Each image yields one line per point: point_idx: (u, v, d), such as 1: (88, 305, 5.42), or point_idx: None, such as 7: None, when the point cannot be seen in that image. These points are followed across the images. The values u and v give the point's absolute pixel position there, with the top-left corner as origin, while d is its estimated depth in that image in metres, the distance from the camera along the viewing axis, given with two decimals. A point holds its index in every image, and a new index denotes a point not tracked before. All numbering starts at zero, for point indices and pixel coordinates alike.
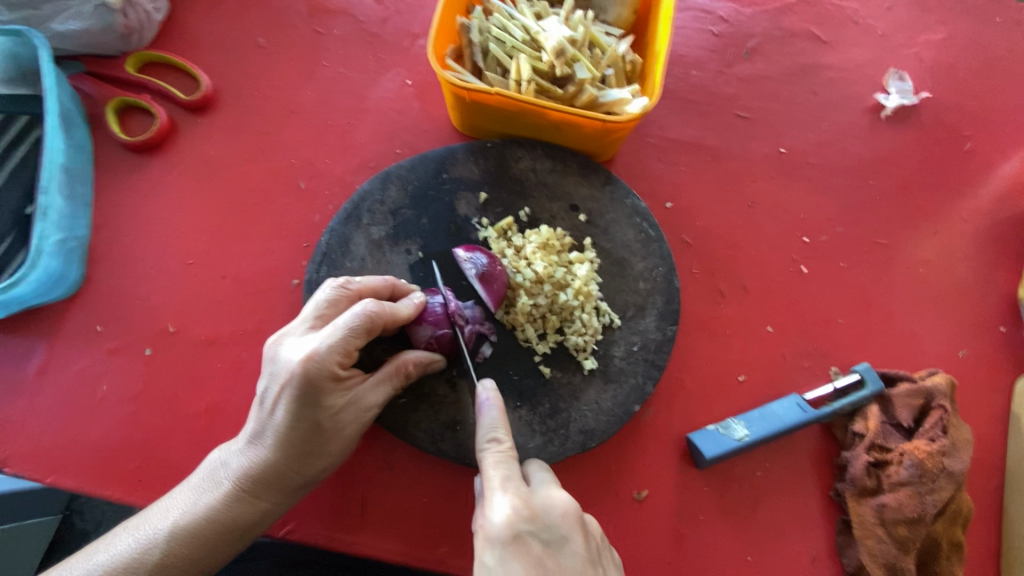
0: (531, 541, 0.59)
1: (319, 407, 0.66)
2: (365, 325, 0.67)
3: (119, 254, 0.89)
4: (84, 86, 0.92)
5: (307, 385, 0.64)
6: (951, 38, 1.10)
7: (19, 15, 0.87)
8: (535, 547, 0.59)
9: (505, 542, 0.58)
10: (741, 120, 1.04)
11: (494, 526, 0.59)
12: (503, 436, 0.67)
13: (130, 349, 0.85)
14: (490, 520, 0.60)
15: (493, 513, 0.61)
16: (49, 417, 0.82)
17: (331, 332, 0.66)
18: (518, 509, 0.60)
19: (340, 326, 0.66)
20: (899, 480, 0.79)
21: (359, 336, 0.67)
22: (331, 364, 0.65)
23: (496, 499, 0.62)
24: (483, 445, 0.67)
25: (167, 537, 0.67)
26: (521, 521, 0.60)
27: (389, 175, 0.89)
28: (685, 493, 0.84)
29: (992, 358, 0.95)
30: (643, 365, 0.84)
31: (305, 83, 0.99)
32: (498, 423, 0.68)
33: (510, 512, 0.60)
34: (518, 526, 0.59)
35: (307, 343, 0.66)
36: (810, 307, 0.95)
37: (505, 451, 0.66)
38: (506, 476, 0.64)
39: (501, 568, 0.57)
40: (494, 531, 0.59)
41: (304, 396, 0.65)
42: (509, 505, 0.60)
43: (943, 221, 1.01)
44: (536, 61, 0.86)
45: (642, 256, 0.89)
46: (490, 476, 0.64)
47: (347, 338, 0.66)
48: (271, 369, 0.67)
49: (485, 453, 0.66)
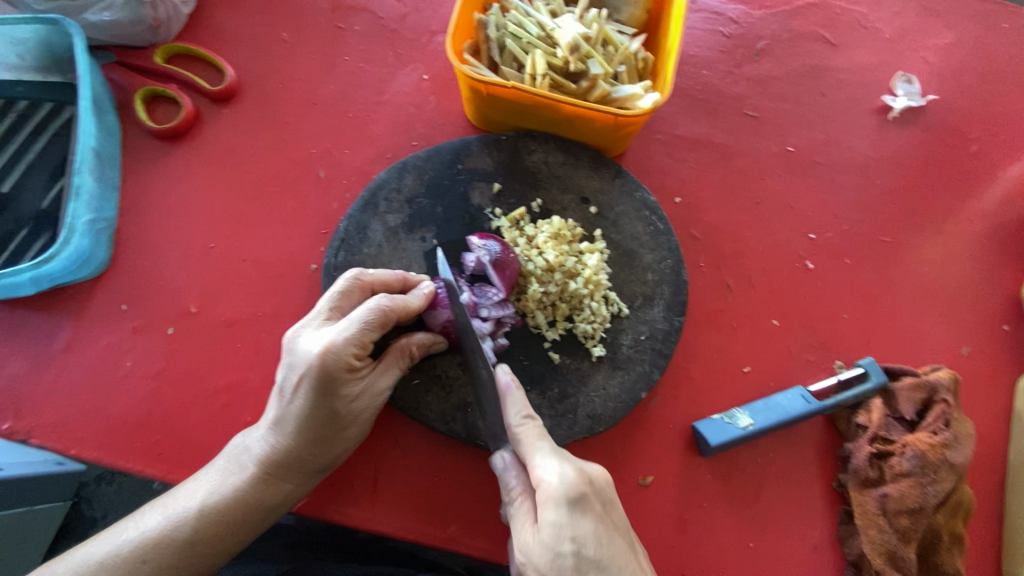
0: (591, 500, 0.65)
1: (336, 396, 0.69)
2: (379, 319, 0.69)
3: (144, 235, 0.92)
4: (115, 76, 0.96)
5: (324, 376, 0.67)
6: (957, 43, 1.12)
7: (55, 5, 0.91)
8: (594, 504, 0.65)
9: (572, 502, 0.64)
10: (750, 119, 1.06)
11: (558, 490, 0.64)
12: (535, 413, 0.70)
13: (152, 328, 0.88)
14: (549, 484, 0.64)
15: (552, 479, 0.64)
16: (74, 390, 0.85)
17: (347, 325, 0.68)
18: (577, 473, 0.65)
19: (356, 319, 0.68)
20: (902, 470, 0.81)
21: (373, 330, 0.69)
22: (348, 355, 0.67)
23: (551, 466, 0.65)
24: (519, 423, 0.68)
25: (195, 515, 0.70)
26: (582, 484, 0.65)
27: (406, 165, 0.92)
28: (690, 480, 0.86)
29: (995, 356, 0.96)
30: (650, 354, 0.86)
31: (326, 76, 1.02)
32: (525, 401, 0.70)
33: (572, 476, 0.65)
34: (582, 488, 0.65)
35: (323, 335, 0.68)
36: (815, 302, 0.97)
37: (540, 426, 0.69)
38: (553, 447, 0.68)
39: (572, 523, 0.63)
40: (562, 494, 0.64)
41: (322, 386, 0.67)
42: (567, 472, 0.65)
43: (948, 221, 1.03)
44: (551, 57, 0.88)
45: (650, 248, 0.91)
46: (537, 448, 0.67)
47: (362, 331, 0.68)
48: (288, 360, 0.69)
49: (524, 429, 0.68)
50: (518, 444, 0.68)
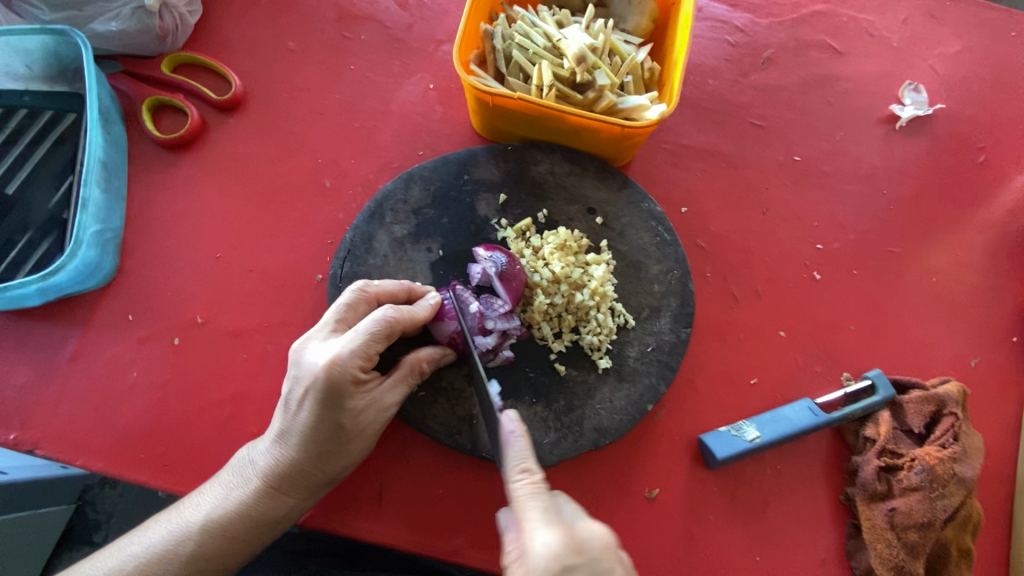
0: (578, 575, 0.57)
1: (341, 409, 0.69)
2: (385, 330, 0.69)
3: (151, 246, 0.92)
4: (122, 85, 0.96)
5: (329, 388, 0.67)
6: (965, 51, 1.12)
7: (63, 15, 0.92)
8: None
9: None
10: (757, 128, 1.06)
11: (538, 561, 0.57)
12: (534, 466, 0.64)
13: (158, 338, 0.88)
14: (533, 553, 0.58)
15: (537, 548, 0.58)
16: (80, 401, 0.85)
17: (353, 337, 0.68)
18: (563, 543, 0.58)
19: (361, 331, 0.68)
20: (910, 485, 0.80)
21: (379, 341, 0.69)
22: (353, 367, 0.67)
23: (537, 531, 0.59)
24: (515, 477, 0.64)
25: (200, 529, 0.70)
26: (567, 555, 0.58)
27: (412, 176, 0.92)
28: (696, 493, 0.85)
29: (1003, 367, 0.96)
30: (657, 366, 0.86)
31: (332, 86, 1.02)
32: (527, 451, 0.65)
33: (555, 545, 0.58)
34: (565, 560, 0.57)
35: (329, 347, 0.68)
36: (822, 313, 0.97)
37: (539, 482, 0.63)
38: (546, 508, 0.61)
39: None
40: (543, 567, 0.57)
41: (327, 398, 0.67)
42: (554, 539, 0.58)
43: (957, 231, 1.02)
44: (557, 68, 0.88)
45: (657, 259, 0.91)
46: (528, 509, 0.61)
47: (368, 343, 0.68)
48: (294, 371, 0.69)
49: (517, 484, 0.63)
50: (513, 502, 0.63)
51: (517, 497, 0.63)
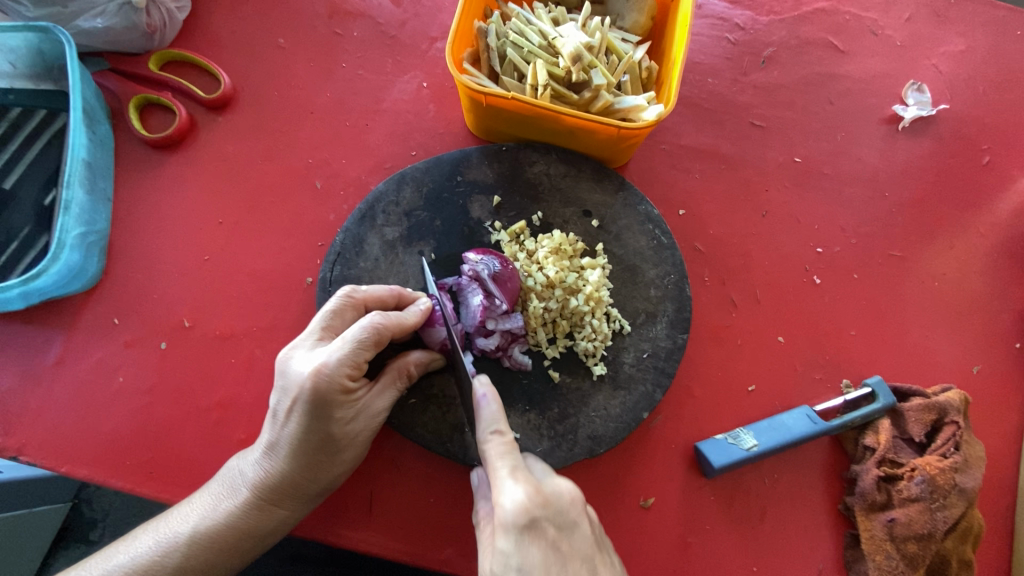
0: (546, 525, 0.58)
1: (330, 419, 0.67)
2: (373, 337, 0.67)
3: (137, 248, 0.90)
4: (108, 83, 0.94)
5: (316, 399, 0.65)
6: (970, 50, 1.10)
7: (46, 11, 0.90)
8: (550, 532, 0.58)
9: (522, 528, 0.57)
10: (757, 129, 1.03)
11: (510, 514, 0.58)
12: (505, 427, 0.64)
13: (144, 343, 0.87)
14: (503, 508, 0.58)
15: (505, 501, 0.58)
16: (64, 406, 0.83)
17: (340, 346, 0.66)
18: (535, 497, 0.59)
19: (349, 339, 0.66)
20: (910, 495, 0.79)
21: (368, 349, 0.67)
22: (341, 378, 0.65)
23: (507, 487, 0.59)
24: (485, 437, 0.64)
25: (188, 540, 0.68)
26: (537, 508, 0.58)
27: (404, 177, 0.89)
28: (692, 502, 0.84)
29: (1006, 374, 0.94)
30: (653, 372, 0.84)
31: (324, 84, 1.00)
32: (498, 412, 0.65)
33: (526, 500, 0.58)
34: (535, 513, 0.58)
35: (316, 356, 0.66)
36: (822, 318, 0.95)
37: (509, 443, 0.63)
38: (515, 466, 0.62)
39: (518, 552, 0.56)
40: (511, 518, 0.57)
41: (315, 409, 0.65)
42: (524, 494, 0.59)
43: (960, 235, 1.00)
44: (553, 67, 0.86)
45: (654, 263, 0.89)
46: (499, 467, 0.61)
47: (356, 351, 0.66)
48: (280, 382, 0.67)
49: (489, 444, 0.63)
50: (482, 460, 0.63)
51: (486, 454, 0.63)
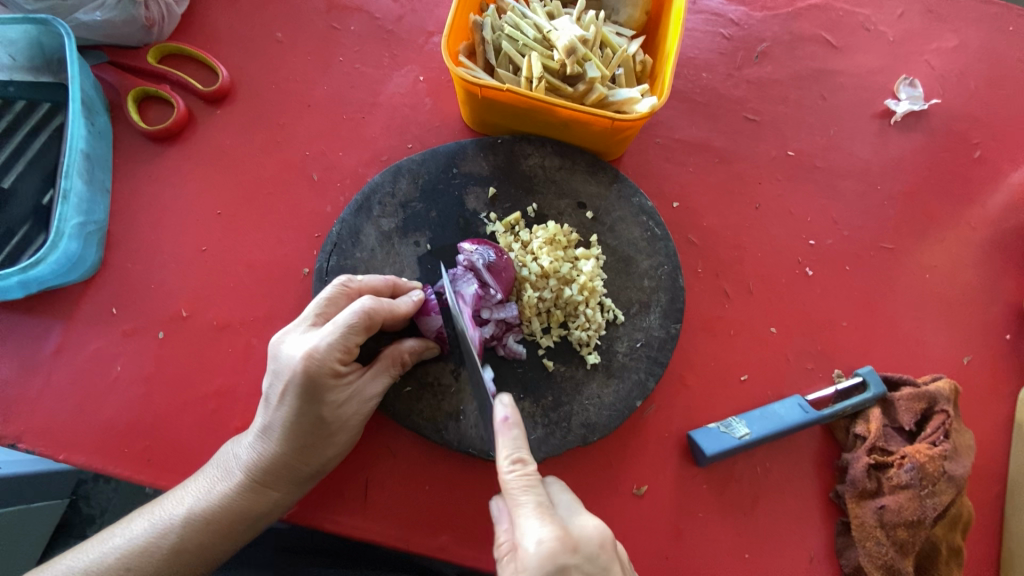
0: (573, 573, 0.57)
1: (321, 402, 0.68)
2: (364, 321, 0.67)
3: (135, 238, 0.91)
4: (107, 76, 0.95)
5: (307, 382, 0.66)
6: (961, 46, 1.11)
7: (45, 5, 0.89)
8: None
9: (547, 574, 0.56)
10: (750, 123, 1.04)
11: (535, 558, 0.56)
12: (528, 458, 0.64)
13: (142, 332, 0.87)
14: (527, 550, 0.57)
15: (530, 544, 0.58)
16: (63, 395, 0.84)
17: (331, 330, 0.66)
18: (561, 542, 0.57)
19: (340, 323, 0.67)
20: (900, 482, 0.80)
21: (359, 334, 0.67)
22: (332, 361, 0.66)
23: (533, 529, 0.59)
24: (507, 469, 0.63)
25: (182, 522, 0.69)
26: (564, 554, 0.57)
27: (400, 168, 0.90)
28: (685, 490, 0.85)
29: (996, 365, 0.95)
30: (646, 361, 0.85)
31: (321, 78, 1.01)
32: (520, 442, 0.64)
33: (551, 545, 0.57)
34: (562, 559, 0.56)
35: (307, 340, 0.67)
36: (814, 309, 0.96)
37: (531, 476, 0.63)
38: (539, 502, 0.61)
39: None
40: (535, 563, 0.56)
41: (306, 392, 0.66)
42: (548, 536, 0.58)
43: (951, 228, 1.01)
44: (547, 60, 0.87)
45: (647, 253, 0.90)
46: (521, 503, 0.61)
47: (346, 336, 0.66)
48: (273, 366, 0.68)
49: (511, 477, 0.63)
50: (504, 494, 0.63)
51: (510, 488, 0.63)
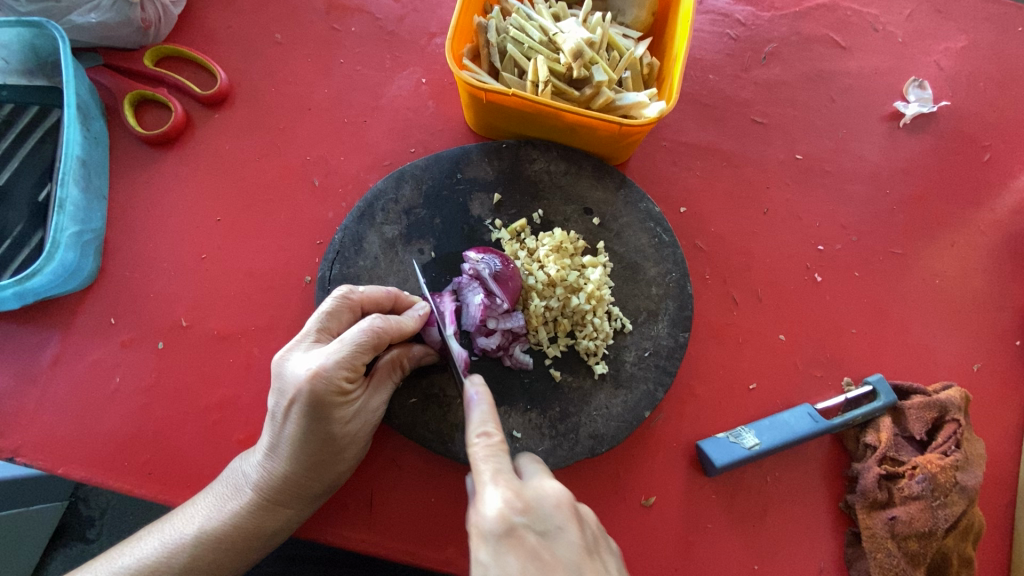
0: (524, 533, 0.55)
1: (330, 420, 0.66)
2: (372, 340, 0.66)
3: (133, 246, 0.89)
4: (101, 78, 0.91)
5: (314, 401, 0.64)
6: (971, 46, 1.09)
7: (39, 7, 0.88)
8: (529, 540, 0.55)
9: (498, 536, 0.55)
10: (758, 125, 1.03)
11: (486, 521, 0.56)
12: (494, 429, 0.63)
13: (141, 342, 0.86)
14: (482, 516, 0.57)
15: (484, 510, 0.57)
16: (61, 407, 0.82)
17: (339, 348, 0.65)
18: (511, 502, 0.57)
19: (348, 341, 0.65)
20: (911, 493, 0.79)
21: (366, 351, 0.66)
22: (339, 379, 0.64)
23: (487, 493, 0.58)
24: (472, 440, 0.63)
25: (193, 542, 0.68)
26: (515, 514, 0.56)
27: (403, 174, 0.89)
28: (693, 500, 0.84)
29: (1006, 371, 0.94)
30: (655, 371, 0.84)
31: (321, 80, 0.99)
32: (489, 415, 0.64)
33: (501, 506, 0.57)
34: (512, 519, 0.56)
35: (312, 358, 0.65)
36: (823, 316, 0.95)
37: (496, 444, 0.62)
38: (498, 469, 0.60)
39: (495, 564, 0.54)
40: (487, 527, 0.56)
41: (313, 411, 0.64)
42: (500, 499, 0.57)
43: (960, 232, 1.00)
44: (553, 63, 0.85)
45: (655, 261, 0.88)
46: (480, 470, 0.60)
47: (355, 353, 0.65)
48: (277, 384, 0.66)
49: (474, 448, 0.62)
50: (470, 465, 0.62)
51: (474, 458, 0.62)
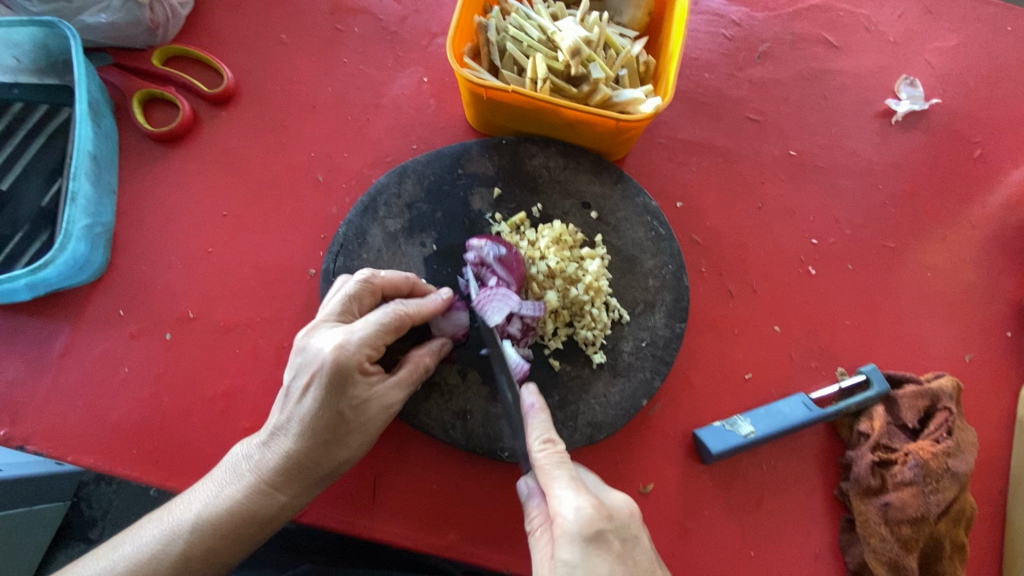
0: (611, 538, 0.58)
1: (345, 396, 0.67)
2: (394, 322, 0.70)
3: (141, 240, 0.91)
4: (112, 78, 0.94)
5: (336, 373, 0.65)
6: (961, 46, 1.11)
7: (52, 7, 0.91)
8: (615, 544, 0.58)
9: (589, 539, 0.57)
10: (752, 123, 1.05)
11: (576, 525, 0.58)
12: (557, 437, 0.64)
13: (149, 334, 0.87)
14: (565, 518, 0.58)
15: (568, 512, 0.58)
16: (70, 397, 0.84)
17: (363, 326, 0.68)
18: (598, 508, 0.59)
19: (371, 321, 0.69)
20: (903, 479, 0.80)
21: (388, 333, 0.69)
22: (361, 355, 0.67)
23: (569, 497, 0.59)
24: (537, 447, 0.64)
25: (190, 528, 0.69)
26: (602, 520, 0.58)
27: (405, 170, 0.91)
28: (690, 488, 0.85)
29: (998, 362, 0.96)
30: (652, 361, 0.86)
31: (325, 79, 1.01)
32: (547, 424, 0.66)
33: (589, 510, 0.58)
34: (601, 524, 0.58)
35: (335, 333, 0.68)
36: (817, 308, 0.96)
37: (560, 452, 0.63)
38: (573, 476, 0.62)
39: (586, 564, 0.56)
40: (576, 529, 0.57)
41: (332, 384, 0.66)
42: (586, 503, 0.59)
43: (951, 226, 1.02)
44: (552, 61, 0.87)
45: (652, 253, 0.90)
46: (556, 476, 0.61)
47: (378, 333, 0.68)
48: (299, 359, 0.69)
49: (543, 455, 0.63)
50: (536, 470, 0.63)
51: (540, 465, 0.63)
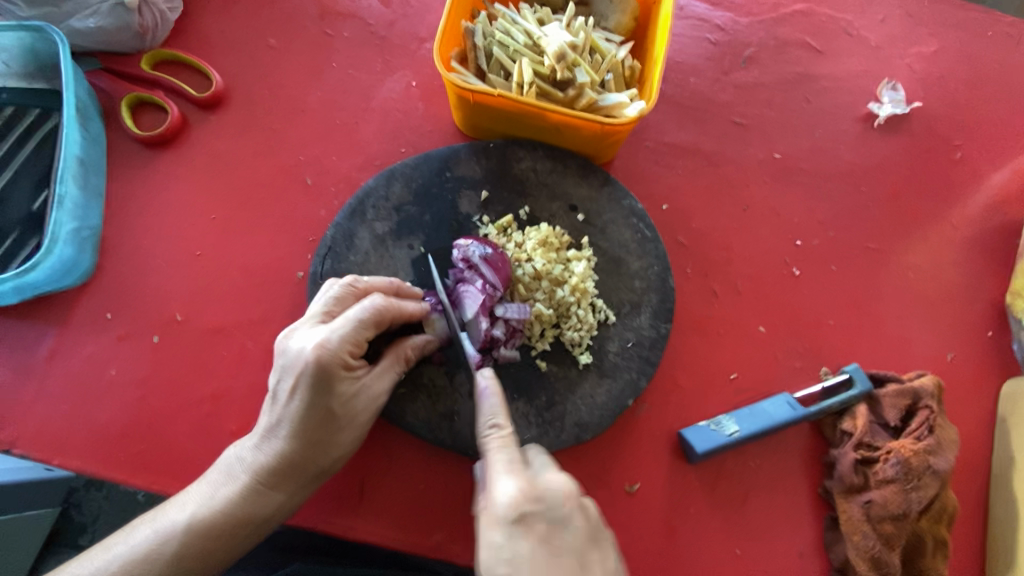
0: (535, 520, 0.57)
1: (331, 394, 0.68)
2: (374, 318, 0.70)
3: (130, 243, 0.92)
4: (100, 82, 0.96)
5: (319, 372, 0.67)
6: (942, 50, 1.13)
7: (39, 11, 0.91)
8: (539, 525, 0.57)
9: (510, 520, 0.57)
10: (737, 126, 1.06)
11: (500, 507, 0.58)
12: (504, 422, 0.67)
13: (137, 336, 0.88)
14: (494, 500, 0.59)
15: (496, 494, 0.59)
16: (57, 400, 0.84)
17: (343, 324, 0.69)
18: (524, 489, 0.59)
19: (351, 318, 0.69)
20: (885, 477, 0.81)
21: (368, 328, 0.70)
22: (343, 353, 0.68)
23: (500, 479, 0.60)
24: (485, 432, 0.67)
25: (184, 529, 0.68)
26: (526, 501, 0.58)
27: (393, 173, 0.92)
28: (676, 487, 0.86)
29: (979, 361, 0.97)
30: (638, 361, 0.86)
31: (315, 83, 1.02)
32: (499, 409, 0.68)
33: (514, 491, 0.58)
34: (524, 505, 0.58)
35: (316, 333, 0.68)
36: (801, 308, 0.98)
37: (506, 436, 0.66)
38: (509, 459, 0.63)
39: (506, 546, 0.56)
40: (500, 511, 0.58)
41: (316, 382, 0.67)
42: (513, 486, 0.59)
43: (933, 228, 1.04)
44: (538, 66, 0.88)
45: (638, 255, 0.91)
46: (495, 459, 0.63)
47: (357, 329, 0.69)
48: (281, 361, 0.69)
49: (488, 438, 0.66)
50: (483, 455, 0.66)
51: (485, 450, 0.66)
